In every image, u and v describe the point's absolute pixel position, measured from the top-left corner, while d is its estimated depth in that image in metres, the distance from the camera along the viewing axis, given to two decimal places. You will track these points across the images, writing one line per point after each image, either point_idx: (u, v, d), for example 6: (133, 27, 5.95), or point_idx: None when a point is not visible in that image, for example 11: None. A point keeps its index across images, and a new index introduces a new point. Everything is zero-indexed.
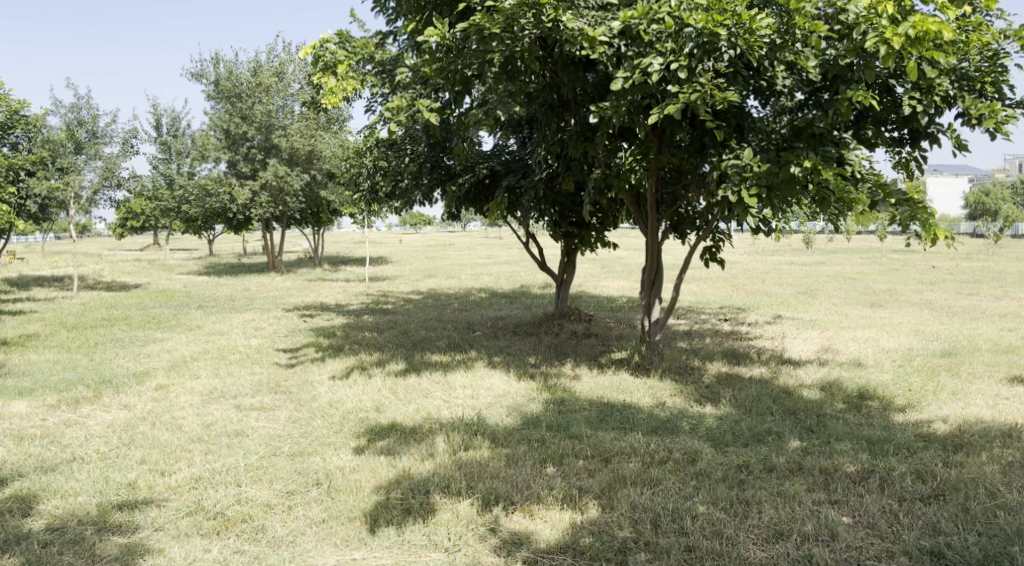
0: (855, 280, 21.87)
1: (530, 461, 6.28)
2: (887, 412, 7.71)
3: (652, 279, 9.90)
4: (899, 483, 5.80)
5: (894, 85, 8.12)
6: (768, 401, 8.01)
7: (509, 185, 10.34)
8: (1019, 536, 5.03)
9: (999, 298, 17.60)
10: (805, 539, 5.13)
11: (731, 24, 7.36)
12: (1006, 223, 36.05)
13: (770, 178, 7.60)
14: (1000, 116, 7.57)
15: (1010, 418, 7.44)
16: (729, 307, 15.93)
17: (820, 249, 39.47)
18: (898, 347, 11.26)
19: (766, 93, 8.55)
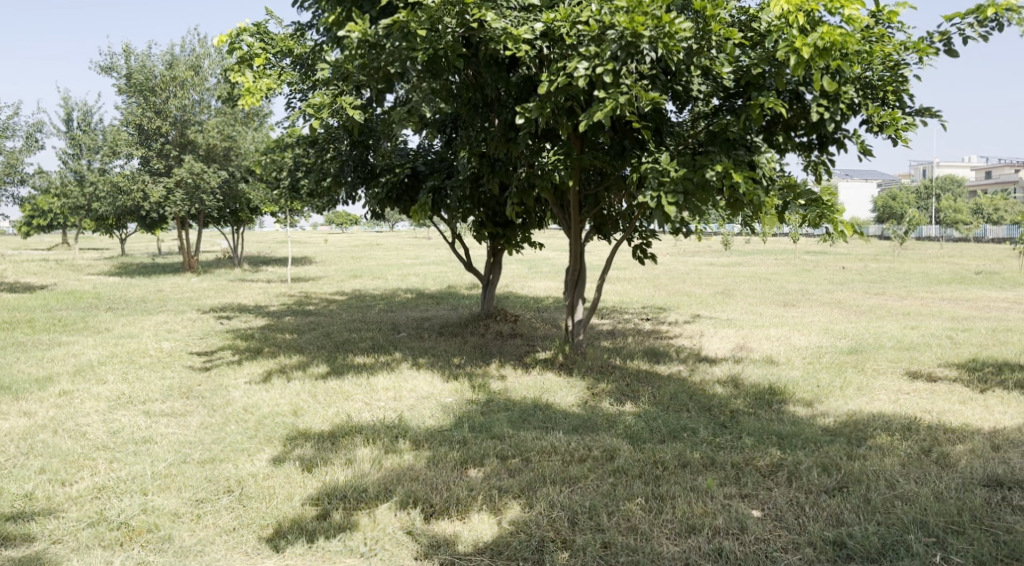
0: (768, 280, 22.63)
1: (450, 462, 6.29)
2: (798, 408, 7.98)
3: (576, 278, 10.05)
4: (806, 477, 6.02)
5: (804, 93, 8.36)
6: (685, 398, 8.20)
7: (433, 185, 10.26)
8: (915, 524, 5.26)
9: (903, 298, 18.44)
10: (716, 533, 5.27)
11: (651, 28, 7.39)
12: (910, 226, 38.26)
13: (687, 182, 7.76)
14: (899, 124, 7.99)
15: (910, 411, 7.79)
16: (650, 307, 16.19)
17: (739, 249, 41.90)
18: (808, 345, 11.67)
19: (684, 98, 8.74)
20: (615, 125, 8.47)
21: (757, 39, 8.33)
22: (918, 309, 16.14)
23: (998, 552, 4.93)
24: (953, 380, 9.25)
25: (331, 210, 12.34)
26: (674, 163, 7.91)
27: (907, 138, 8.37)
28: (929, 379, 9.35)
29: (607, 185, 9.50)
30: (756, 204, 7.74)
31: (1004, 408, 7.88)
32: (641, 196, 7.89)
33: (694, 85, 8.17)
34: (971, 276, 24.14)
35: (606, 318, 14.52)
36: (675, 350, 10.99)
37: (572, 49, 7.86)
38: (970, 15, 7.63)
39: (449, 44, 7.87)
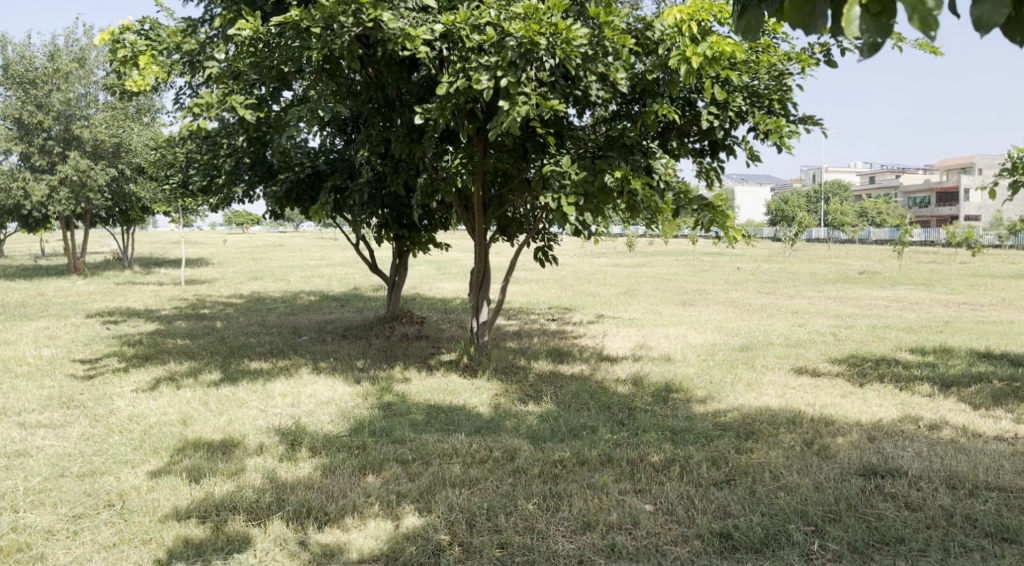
0: (667, 280, 23.23)
1: (348, 469, 6.21)
2: (692, 404, 8.23)
3: (480, 280, 10.06)
4: (697, 471, 6.22)
5: (696, 99, 8.65)
6: (585, 397, 8.35)
7: (334, 185, 10.10)
8: (796, 514, 5.47)
9: (793, 297, 19.27)
10: (610, 528, 5.39)
11: (548, 34, 7.46)
12: (800, 228, 40.03)
13: (587, 186, 7.84)
14: (784, 131, 8.28)
15: (795, 405, 8.15)
16: (557, 307, 16.48)
17: (640, 250, 42.95)
18: (703, 342, 12.05)
19: (584, 103, 8.83)
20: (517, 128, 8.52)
21: (652, 48, 8.40)
22: (807, 307, 16.89)
23: (870, 537, 5.15)
24: (835, 375, 9.72)
25: (227, 209, 11.97)
26: (574, 166, 8.02)
27: (790, 145, 8.75)
28: (814, 375, 9.79)
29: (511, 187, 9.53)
30: (652, 208, 7.96)
31: (881, 401, 8.32)
32: (542, 199, 7.97)
33: (592, 90, 8.16)
34: (854, 275, 25.40)
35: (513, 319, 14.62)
36: (578, 350, 11.15)
37: (471, 52, 7.86)
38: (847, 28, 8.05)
39: (345, 43, 7.73)
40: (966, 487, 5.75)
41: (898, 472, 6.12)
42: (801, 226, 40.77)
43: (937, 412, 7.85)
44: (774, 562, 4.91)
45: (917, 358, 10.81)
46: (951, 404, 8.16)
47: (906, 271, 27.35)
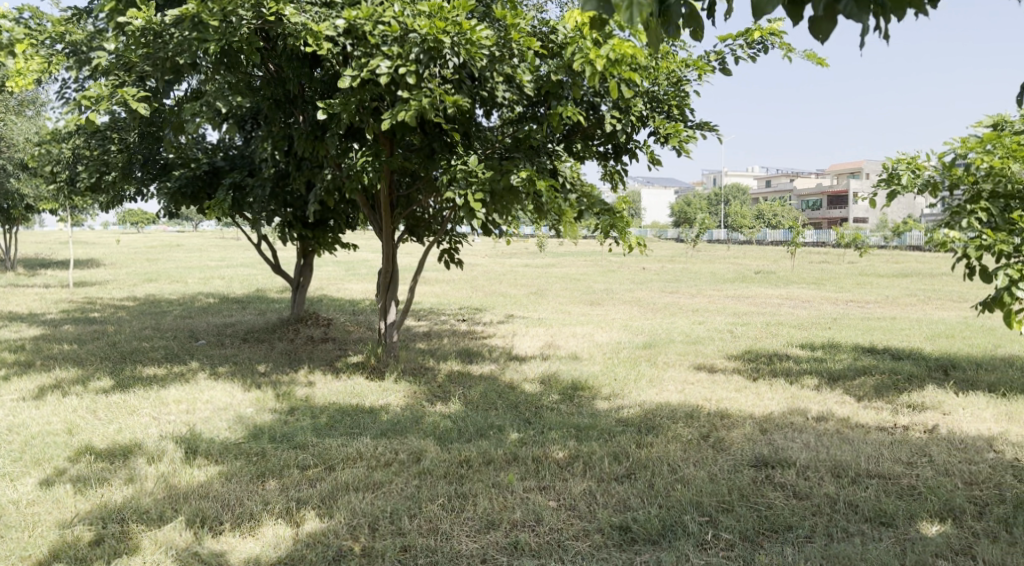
0: (576, 281, 23.55)
1: (246, 476, 6.06)
2: (597, 401, 8.38)
3: (388, 280, 9.94)
4: (599, 466, 6.33)
5: (599, 103, 8.74)
6: (493, 397, 8.38)
7: (234, 182, 9.83)
8: (692, 505, 5.62)
9: (695, 296, 19.84)
10: (513, 526, 5.43)
11: (453, 34, 7.45)
12: (701, 230, 41.32)
13: (494, 184, 7.80)
14: (683, 136, 8.62)
15: (694, 401, 8.40)
16: (467, 307, 16.52)
17: (549, 250, 43.75)
18: (609, 341, 12.27)
19: (490, 104, 8.78)
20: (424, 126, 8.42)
21: (556, 51, 8.43)
22: (707, 306, 17.43)
23: (760, 525, 5.33)
24: (732, 371, 10.07)
25: (118, 207, 11.48)
26: (481, 165, 7.97)
27: (689, 149, 9.01)
28: (711, 371, 10.11)
29: (418, 186, 9.43)
30: (558, 208, 7.99)
31: (773, 395, 8.66)
32: (450, 198, 7.89)
33: (498, 91, 8.15)
34: (752, 275, 26.31)
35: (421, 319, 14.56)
36: (487, 350, 11.18)
37: (375, 48, 7.77)
38: (740, 38, 8.33)
39: (245, 36, 7.60)
40: (849, 475, 6.03)
41: (787, 463, 6.37)
42: (703, 228, 42.04)
43: (825, 405, 8.21)
44: (670, 552, 5.04)
45: (807, 353, 11.28)
46: (838, 397, 8.55)
47: (800, 271, 28.46)
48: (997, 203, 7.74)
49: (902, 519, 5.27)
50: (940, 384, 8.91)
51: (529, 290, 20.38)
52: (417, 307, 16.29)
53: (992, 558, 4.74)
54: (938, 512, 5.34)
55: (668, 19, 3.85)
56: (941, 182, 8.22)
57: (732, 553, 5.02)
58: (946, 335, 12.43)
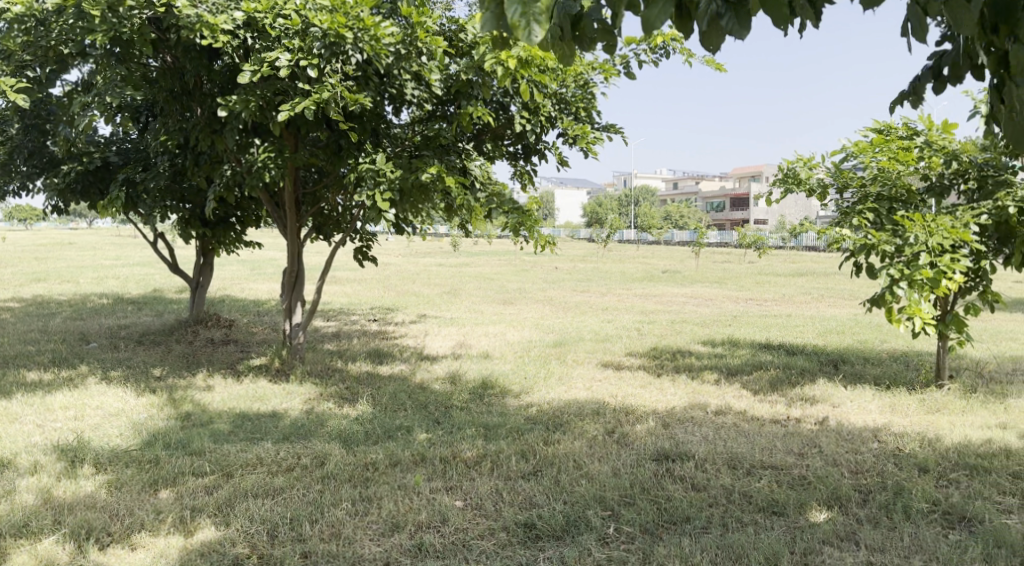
0: (489, 280, 23.59)
1: (137, 485, 5.84)
2: (506, 399, 8.42)
3: (294, 279, 9.73)
4: (507, 465, 6.35)
5: (509, 103, 8.74)
6: (402, 397, 8.31)
7: (127, 177, 9.46)
8: (596, 500, 5.69)
9: (605, 294, 20.17)
10: (419, 528, 5.38)
11: (357, 30, 7.36)
12: (611, 231, 42.06)
13: (403, 183, 7.70)
14: (590, 137, 8.74)
15: (601, 397, 8.54)
16: (377, 307, 16.34)
17: (463, 250, 43.78)
18: (519, 339, 12.34)
19: (399, 101, 8.65)
20: (330, 123, 8.23)
21: (465, 49, 8.36)
22: (617, 304, 17.75)
23: (660, 518, 5.45)
24: (638, 368, 10.28)
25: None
26: (390, 163, 7.84)
27: (597, 151, 9.16)
28: (617, 367, 10.29)
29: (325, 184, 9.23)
30: (469, 207, 7.92)
31: (675, 390, 8.88)
32: (358, 196, 7.74)
33: (407, 90, 8.06)
34: (660, 274, 26.92)
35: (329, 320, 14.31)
36: (397, 350, 11.09)
37: (277, 42, 7.60)
38: (644, 43, 8.50)
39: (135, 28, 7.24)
40: (744, 467, 6.23)
41: (687, 455, 6.55)
42: (612, 228, 42.77)
43: (724, 399, 8.47)
44: (573, 547, 5.09)
45: (708, 349, 11.61)
46: (736, 391, 8.85)
47: (705, 270, 29.22)
48: (882, 205, 8.11)
49: (792, 508, 5.48)
50: (830, 377, 9.33)
51: (441, 289, 20.25)
52: (325, 307, 16.00)
53: (873, 542, 4.96)
54: (825, 500, 5.57)
55: (583, 34, 3.69)
56: (831, 184, 8.60)
57: (633, 545, 5.11)
58: (837, 331, 13.02)
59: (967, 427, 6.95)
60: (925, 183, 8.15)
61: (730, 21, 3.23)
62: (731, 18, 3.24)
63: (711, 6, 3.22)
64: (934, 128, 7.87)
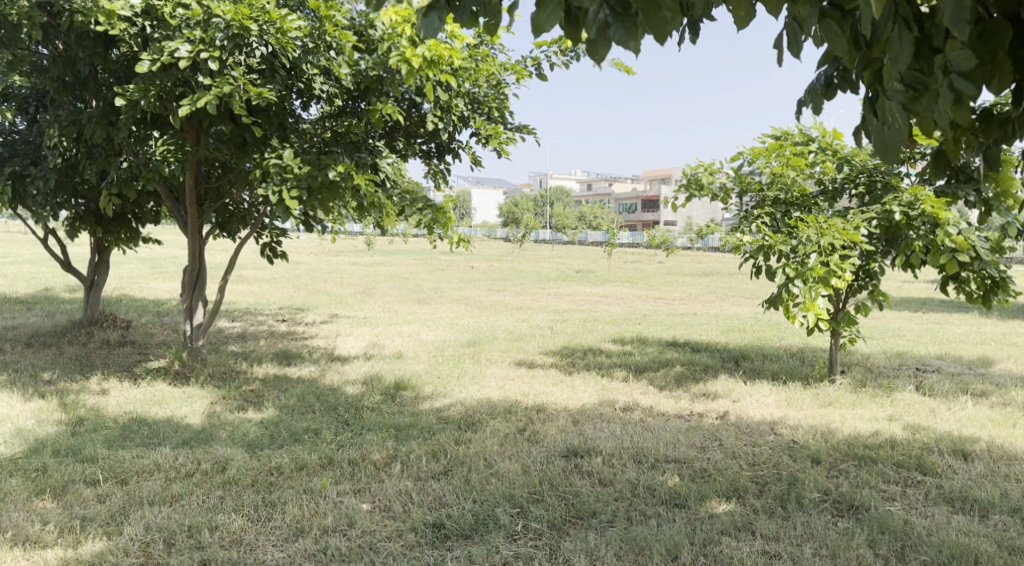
0: (405, 279, 23.39)
1: (22, 495, 5.58)
2: (419, 400, 8.38)
3: (195, 279, 9.44)
4: (416, 465, 6.32)
5: (420, 101, 8.68)
6: (310, 399, 8.17)
7: (14, 170, 9.00)
8: (505, 498, 5.71)
9: (520, 294, 20.28)
10: (324, 532, 5.30)
11: (261, 21, 7.18)
12: (526, 232, 42.31)
13: (310, 180, 7.51)
14: (502, 137, 8.76)
15: (513, 396, 8.57)
16: (286, 307, 16.02)
17: (380, 249, 43.26)
18: (433, 339, 12.28)
19: (307, 96, 8.46)
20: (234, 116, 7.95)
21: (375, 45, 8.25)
22: (531, 304, 17.86)
23: (568, 513, 5.51)
24: (549, 366, 10.37)
25: None
26: (297, 159, 7.65)
27: (509, 152, 9.20)
28: (530, 366, 10.36)
29: (230, 180, 8.97)
30: (380, 205, 7.80)
31: (586, 388, 9.00)
32: (263, 193, 7.53)
33: (315, 84, 7.92)
34: (574, 274, 27.22)
35: (235, 320, 13.94)
36: (306, 351, 10.87)
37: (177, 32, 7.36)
38: (555, 45, 8.60)
39: (24, 9, 6.87)
40: (649, 461, 6.38)
41: (595, 452, 6.65)
42: (527, 227, 43.01)
43: (632, 395, 8.64)
44: (481, 546, 5.09)
45: (618, 347, 11.81)
46: (644, 387, 9.04)
47: (617, 270, 29.68)
48: (779, 208, 8.43)
49: (693, 500, 5.63)
50: (732, 373, 9.62)
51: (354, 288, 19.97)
52: (231, 307, 15.59)
53: (768, 531, 5.14)
54: (724, 492, 5.75)
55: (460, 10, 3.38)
56: (732, 188, 8.93)
57: (541, 541, 5.15)
58: (740, 329, 13.44)
59: (857, 420, 7.28)
60: (820, 187, 8.50)
61: (616, 32, 2.97)
62: (618, 27, 2.97)
63: (597, 15, 2.97)
64: (827, 134, 8.22)
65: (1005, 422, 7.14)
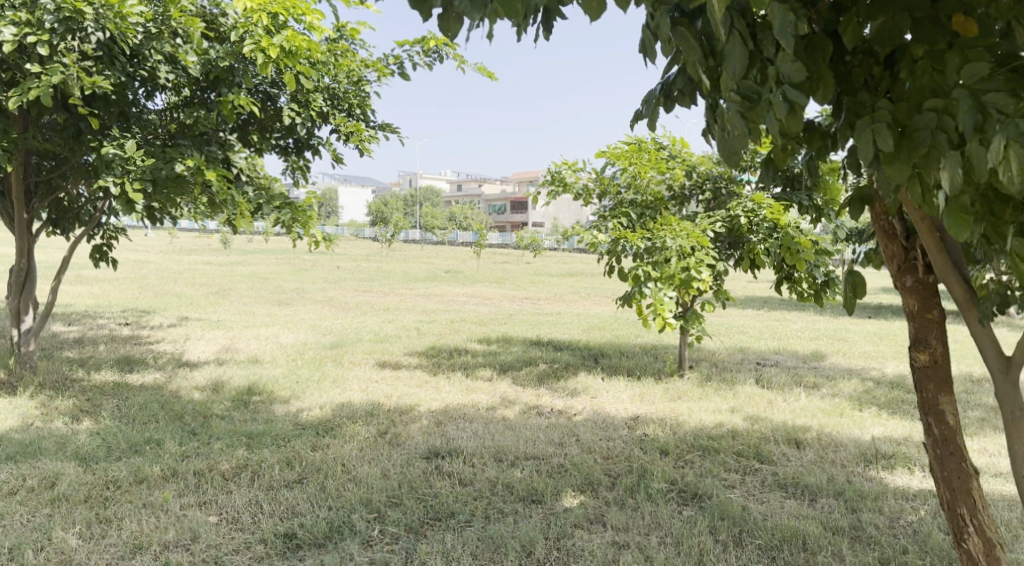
0: (266, 279, 22.65)
1: None
2: (273, 405, 8.12)
3: (23, 281, 8.79)
4: (268, 474, 6.11)
5: (276, 94, 8.38)
6: (154, 408, 7.77)
7: None
8: (360, 504, 5.62)
9: (387, 294, 20.07)
10: (164, 548, 5.05)
11: (98, 4, 6.72)
12: (394, 231, 41.98)
13: (155, 173, 7.07)
14: (364, 135, 8.61)
15: (374, 398, 8.45)
16: (132, 309, 15.18)
17: (240, 249, 41.59)
18: (293, 342, 11.95)
19: (151, 84, 8.02)
20: (67, 104, 7.41)
21: (225, 34, 7.89)
22: (397, 304, 17.71)
23: (425, 515, 5.48)
24: (413, 367, 10.29)
25: None
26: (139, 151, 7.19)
27: (370, 149, 9.06)
28: (394, 367, 10.25)
29: (64, 172, 8.38)
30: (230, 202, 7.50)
31: (449, 388, 9.00)
32: (101, 186, 7.03)
33: (159, 73, 7.50)
34: (442, 274, 27.17)
35: (73, 324, 13.08)
36: (152, 357, 10.34)
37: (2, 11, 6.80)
38: (417, 45, 8.55)
39: None
40: (509, 459, 6.44)
41: (455, 452, 6.65)
42: (395, 227, 42.66)
43: (494, 395, 8.69)
44: (334, 554, 4.97)
45: (484, 347, 11.87)
46: (505, 386, 9.12)
47: (486, 270, 29.87)
48: (635, 211, 8.78)
49: (549, 495, 5.73)
50: (591, 370, 9.85)
51: (209, 290, 19.19)
52: (70, 311, 14.64)
53: (618, 523, 5.29)
54: (579, 486, 5.88)
55: None
56: (593, 190, 9.17)
57: (397, 546, 5.10)
58: (601, 327, 13.80)
59: (703, 412, 7.61)
60: (672, 192, 8.82)
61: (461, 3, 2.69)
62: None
63: None
64: (677, 142, 8.54)
65: (834, 412, 7.64)
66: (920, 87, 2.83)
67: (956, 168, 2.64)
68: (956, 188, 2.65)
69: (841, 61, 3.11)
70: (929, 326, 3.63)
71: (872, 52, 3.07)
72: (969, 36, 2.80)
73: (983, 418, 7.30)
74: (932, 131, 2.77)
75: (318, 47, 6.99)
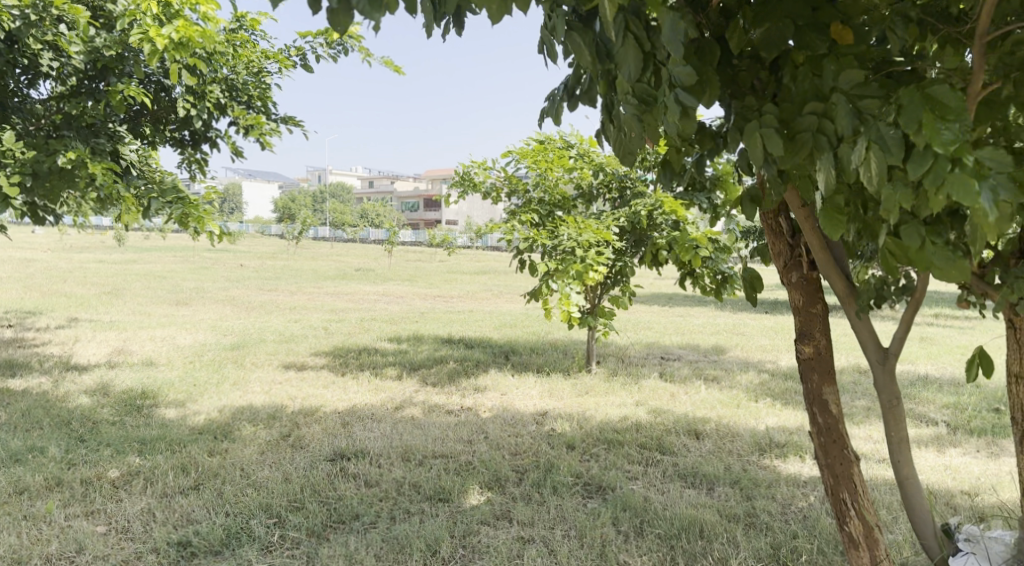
0: (164, 278, 21.81)
1: None
2: (169, 409, 7.84)
3: None
4: (161, 481, 5.88)
5: (170, 84, 8.11)
6: (39, 414, 7.38)
7: None
8: (260, 509, 5.47)
9: (294, 293, 19.64)
10: (46, 561, 4.80)
11: None
12: (303, 229, 41.14)
13: (35, 166, 6.75)
14: (265, 128, 8.41)
15: (277, 400, 8.24)
16: (16, 311, 14.40)
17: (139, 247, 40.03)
18: (192, 343, 11.56)
19: (34, 72, 7.62)
20: None
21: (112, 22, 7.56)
22: (305, 303, 17.35)
23: (328, 518, 5.37)
24: (319, 367, 10.10)
25: None
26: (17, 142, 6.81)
27: (272, 143, 8.84)
28: (299, 368, 10.02)
29: None
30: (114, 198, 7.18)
31: (357, 388, 8.86)
32: None
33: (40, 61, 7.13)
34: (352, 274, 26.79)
35: None
36: (37, 360, 9.83)
37: None
38: (320, 36, 8.39)
39: None
40: (417, 458, 6.38)
41: (361, 452, 6.55)
42: (304, 225, 41.85)
43: (401, 394, 8.60)
44: (230, 561, 4.83)
45: (393, 346, 11.74)
46: (412, 384, 9.04)
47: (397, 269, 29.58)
48: (542, 209, 8.83)
49: (455, 493, 5.70)
50: (499, 367, 9.86)
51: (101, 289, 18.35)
52: None
53: (523, 517, 5.31)
54: (486, 483, 5.87)
55: None
56: (500, 188, 9.15)
57: (297, 550, 4.99)
58: (510, 325, 13.84)
59: (609, 406, 7.72)
60: (579, 190, 8.93)
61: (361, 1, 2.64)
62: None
63: None
64: (584, 142, 8.61)
65: (732, 403, 7.86)
66: (803, 90, 2.92)
67: (829, 168, 2.73)
68: (831, 187, 2.74)
69: (729, 63, 3.17)
70: (812, 319, 3.75)
71: (758, 57, 3.18)
72: (843, 44, 2.93)
73: (869, 407, 7.63)
74: (813, 133, 2.86)
75: (213, 37, 6.78)
